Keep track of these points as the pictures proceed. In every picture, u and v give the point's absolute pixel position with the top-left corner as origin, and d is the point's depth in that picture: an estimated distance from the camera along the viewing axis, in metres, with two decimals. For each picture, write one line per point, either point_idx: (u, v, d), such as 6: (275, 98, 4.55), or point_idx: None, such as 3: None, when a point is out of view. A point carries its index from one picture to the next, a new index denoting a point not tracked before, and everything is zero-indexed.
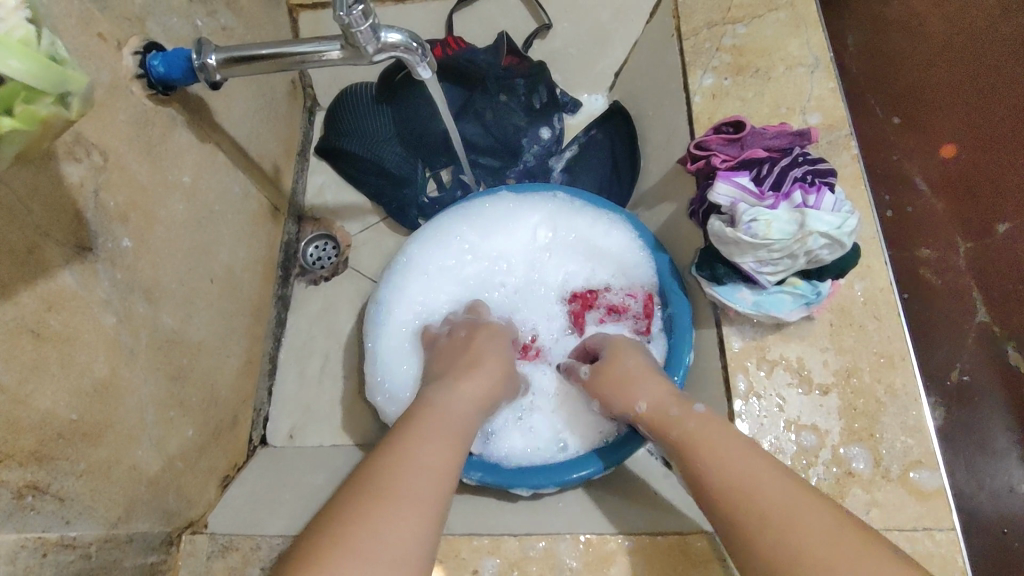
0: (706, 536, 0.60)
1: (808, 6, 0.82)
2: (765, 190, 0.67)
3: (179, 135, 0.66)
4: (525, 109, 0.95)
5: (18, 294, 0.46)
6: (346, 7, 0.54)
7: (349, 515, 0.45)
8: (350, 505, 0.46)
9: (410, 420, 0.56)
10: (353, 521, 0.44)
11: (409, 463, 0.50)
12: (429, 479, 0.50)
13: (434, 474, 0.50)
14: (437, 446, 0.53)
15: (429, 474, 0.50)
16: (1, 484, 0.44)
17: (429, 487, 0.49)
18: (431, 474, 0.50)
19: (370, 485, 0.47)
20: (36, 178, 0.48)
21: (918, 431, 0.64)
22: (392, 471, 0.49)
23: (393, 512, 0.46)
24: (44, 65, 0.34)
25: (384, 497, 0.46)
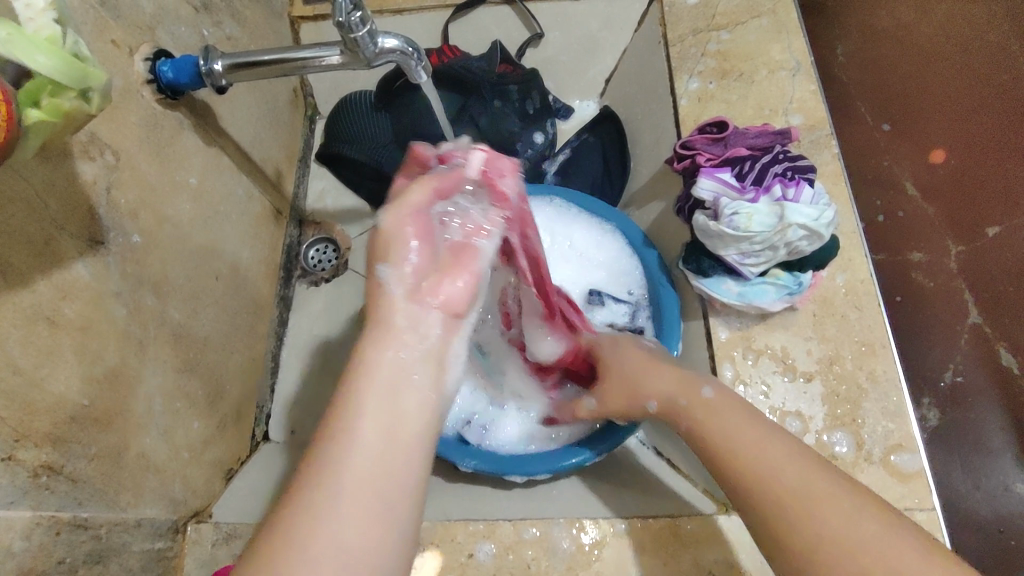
0: (694, 518, 0.62)
1: (789, 13, 0.86)
2: (746, 185, 0.70)
3: (187, 138, 0.70)
4: (519, 114, 0.97)
5: (35, 282, 0.49)
6: (345, 13, 0.57)
7: (293, 508, 0.37)
8: (292, 492, 0.38)
9: (350, 375, 0.42)
10: (286, 518, 0.37)
11: (355, 440, 0.39)
12: (377, 453, 0.39)
13: (387, 447, 0.40)
14: (387, 421, 0.41)
15: (376, 454, 0.39)
16: (17, 462, 0.46)
17: (379, 471, 0.39)
18: (380, 447, 0.40)
19: (310, 471, 0.39)
20: (54, 174, 0.51)
21: (899, 416, 0.66)
22: (326, 458, 0.39)
23: (331, 505, 0.37)
24: (68, 62, 0.37)
25: (315, 494, 0.37)
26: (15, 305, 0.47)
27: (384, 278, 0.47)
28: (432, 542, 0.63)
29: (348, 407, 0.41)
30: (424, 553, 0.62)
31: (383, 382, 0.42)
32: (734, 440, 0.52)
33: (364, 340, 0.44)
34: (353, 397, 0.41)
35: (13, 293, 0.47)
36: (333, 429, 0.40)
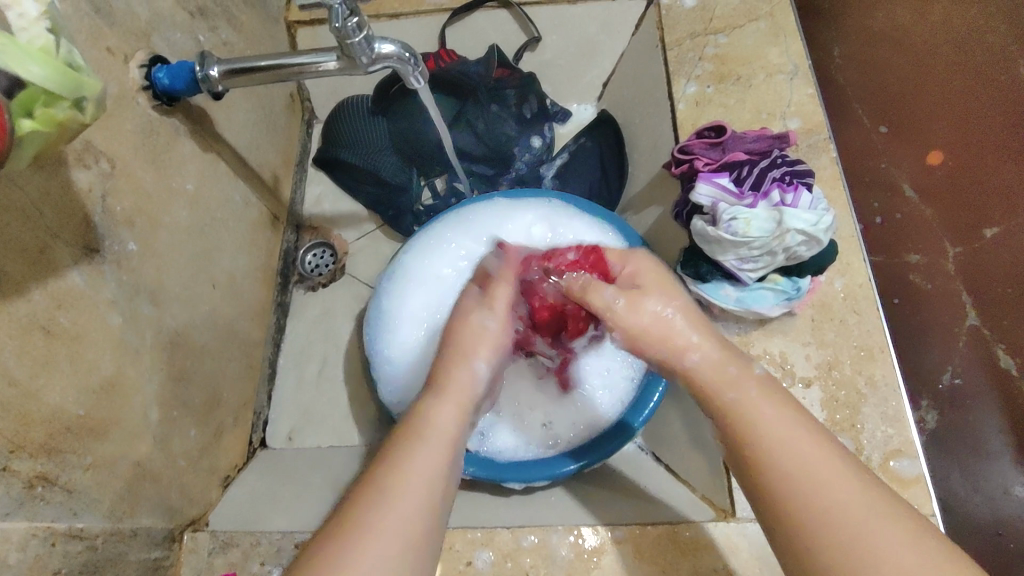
0: (694, 525, 0.62)
1: (787, 16, 0.86)
2: (744, 190, 0.70)
3: (183, 145, 0.69)
4: (516, 118, 0.98)
5: (30, 291, 0.48)
6: (341, 19, 0.57)
7: (351, 526, 0.41)
8: (349, 519, 0.42)
9: (416, 416, 0.49)
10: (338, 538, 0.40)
11: (406, 483, 0.44)
12: (429, 493, 0.44)
13: (429, 495, 0.44)
14: (435, 475, 0.45)
15: (427, 497, 0.44)
16: (12, 473, 0.46)
17: (424, 511, 0.43)
18: (427, 493, 0.44)
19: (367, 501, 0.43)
20: (48, 183, 0.50)
21: (898, 421, 0.66)
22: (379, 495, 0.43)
23: (384, 533, 0.41)
24: (60, 72, 0.37)
25: (373, 520, 0.42)
26: (10, 315, 0.47)
27: (475, 359, 0.55)
28: None
29: (409, 441, 0.46)
30: None
31: (442, 427, 0.48)
32: (790, 461, 0.46)
33: (431, 403, 0.51)
34: (417, 447, 0.46)
35: (7, 304, 0.46)
36: (393, 467, 0.45)
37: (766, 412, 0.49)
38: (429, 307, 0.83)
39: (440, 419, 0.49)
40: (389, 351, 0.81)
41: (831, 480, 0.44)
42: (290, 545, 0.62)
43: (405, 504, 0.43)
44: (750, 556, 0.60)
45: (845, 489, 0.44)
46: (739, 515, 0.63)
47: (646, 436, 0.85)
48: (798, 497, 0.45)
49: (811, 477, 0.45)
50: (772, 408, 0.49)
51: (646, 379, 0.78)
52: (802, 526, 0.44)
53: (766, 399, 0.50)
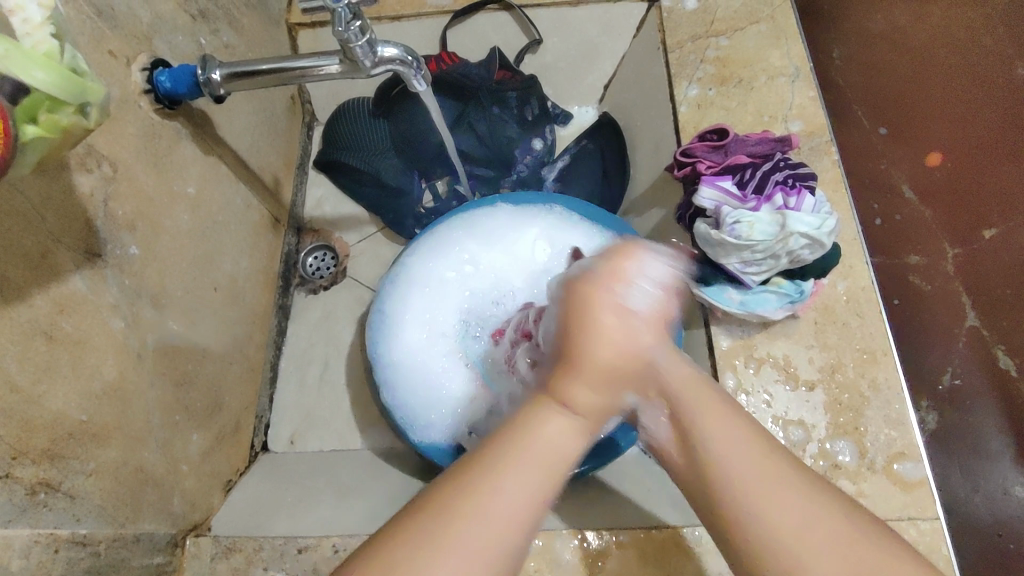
0: (698, 529, 0.62)
1: (788, 19, 0.86)
2: (748, 194, 0.70)
3: (185, 148, 0.69)
4: (517, 121, 0.98)
5: (32, 296, 0.48)
6: (344, 23, 0.58)
7: (425, 541, 0.37)
8: (425, 529, 0.38)
9: (518, 432, 0.42)
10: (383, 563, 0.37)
11: (487, 516, 0.38)
12: (502, 535, 0.38)
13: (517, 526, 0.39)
14: (512, 524, 0.39)
15: (506, 528, 0.39)
16: (15, 480, 0.46)
17: (497, 550, 0.38)
18: (507, 529, 0.39)
19: (432, 522, 0.38)
20: (49, 188, 0.50)
21: (901, 424, 0.66)
22: (460, 522, 0.38)
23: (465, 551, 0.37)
24: (64, 76, 0.37)
25: (456, 546, 0.37)
26: (13, 321, 0.46)
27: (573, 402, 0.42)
28: None
29: (497, 462, 0.40)
30: None
31: (541, 457, 0.41)
32: (722, 451, 0.43)
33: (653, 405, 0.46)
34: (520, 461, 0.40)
35: (9, 309, 0.46)
36: (466, 489, 0.39)
37: (696, 397, 0.46)
38: (431, 310, 0.83)
39: (552, 435, 0.42)
40: (390, 355, 0.81)
41: (758, 463, 0.42)
42: (292, 550, 0.61)
43: (494, 530, 0.38)
44: None
45: (794, 496, 0.41)
46: None
47: None
48: (728, 482, 0.42)
49: (738, 462, 0.43)
50: (700, 398, 0.46)
51: None
52: (737, 519, 0.42)
53: (696, 390, 0.46)
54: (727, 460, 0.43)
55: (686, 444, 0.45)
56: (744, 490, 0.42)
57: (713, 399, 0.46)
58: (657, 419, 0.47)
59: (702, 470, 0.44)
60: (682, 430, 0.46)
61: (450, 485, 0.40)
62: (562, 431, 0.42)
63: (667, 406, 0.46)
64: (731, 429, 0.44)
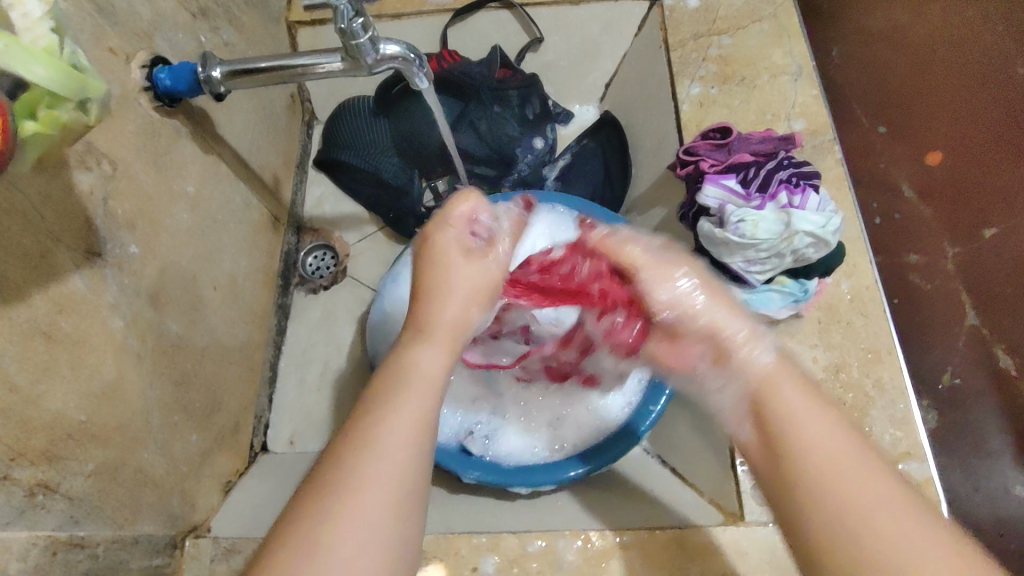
0: (703, 530, 0.61)
1: (790, 18, 0.86)
2: (752, 192, 0.69)
3: (184, 146, 0.68)
4: (518, 119, 0.97)
5: (31, 296, 0.48)
6: (347, 19, 0.57)
7: (329, 495, 0.40)
8: (323, 485, 0.41)
9: (395, 371, 0.47)
10: (303, 526, 0.39)
11: (385, 453, 0.42)
12: (408, 454, 0.43)
13: (408, 451, 0.43)
14: (410, 444, 0.43)
15: (402, 449, 0.43)
16: (13, 481, 0.45)
17: (405, 469, 0.42)
18: (406, 444, 0.43)
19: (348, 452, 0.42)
20: (49, 186, 0.50)
21: (906, 424, 0.65)
22: (355, 453, 0.42)
23: (361, 502, 0.40)
24: (64, 72, 0.36)
25: (359, 476, 0.41)
26: (11, 321, 0.46)
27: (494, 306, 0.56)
28: (435, 555, 0.62)
29: (388, 403, 0.44)
30: (427, 567, 0.61)
31: (417, 388, 0.46)
32: (814, 443, 0.44)
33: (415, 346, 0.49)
34: (396, 398, 0.45)
35: (8, 308, 0.46)
36: (360, 438, 0.43)
37: (792, 394, 0.48)
38: None
39: (426, 363, 0.48)
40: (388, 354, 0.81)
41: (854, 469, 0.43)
42: None
43: (395, 453, 0.42)
44: (760, 561, 0.60)
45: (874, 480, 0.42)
46: (748, 519, 0.62)
47: (650, 439, 0.85)
48: (827, 480, 0.43)
49: (841, 462, 0.43)
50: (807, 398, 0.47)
51: (654, 380, 0.77)
52: (821, 498, 0.42)
53: (784, 380, 0.49)
54: (817, 454, 0.44)
55: (771, 438, 0.47)
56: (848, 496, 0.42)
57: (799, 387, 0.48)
58: (741, 420, 0.50)
59: (791, 463, 0.45)
60: (770, 424, 0.47)
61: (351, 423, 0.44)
62: (430, 359, 0.48)
63: (757, 397, 0.49)
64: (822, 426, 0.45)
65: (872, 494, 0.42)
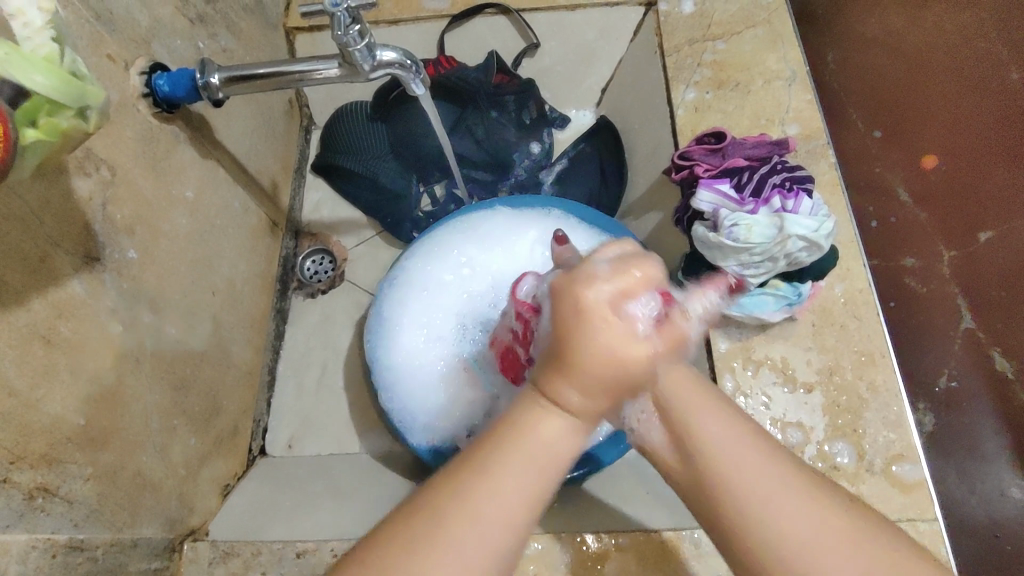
0: (697, 531, 0.62)
1: (785, 23, 0.87)
2: (745, 197, 0.70)
3: (183, 152, 0.69)
4: (515, 124, 0.98)
5: (30, 301, 0.48)
6: (343, 27, 0.58)
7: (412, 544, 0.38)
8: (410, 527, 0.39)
9: (510, 430, 0.42)
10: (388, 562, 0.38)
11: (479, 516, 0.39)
12: (514, 523, 0.40)
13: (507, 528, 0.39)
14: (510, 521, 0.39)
15: (501, 526, 0.39)
16: (12, 485, 0.46)
17: (507, 536, 0.40)
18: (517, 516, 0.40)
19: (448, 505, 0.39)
20: (50, 192, 0.50)
21: (899, 426, 0.66)
22: (460, 513, 0.39)
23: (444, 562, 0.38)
24: (64, 80, 0.37)
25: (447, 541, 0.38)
26: (11, 325, 0.46)
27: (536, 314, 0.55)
28: None
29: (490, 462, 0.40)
30: None
31: (531, 457, 0.41)
32: (717, 454, 0.42)
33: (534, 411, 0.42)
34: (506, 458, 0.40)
35: (8, 313, 0.46)
36: (460, 494, 0.39)
37: (703, 408, 0.44)
38: (428, 312, 0.83)
39: (550, 435, 0.41)
40: (388, 358, 0.81)
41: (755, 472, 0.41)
42: (291, 555, 0.61)
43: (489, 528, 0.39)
44: None
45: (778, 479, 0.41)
46: None
47: None
48: (738, 498, 0.41)
49: (743, 474, 0.41)
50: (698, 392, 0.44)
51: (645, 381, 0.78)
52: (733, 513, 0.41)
53: (689, 387, 0.44)
54: (719, 458, 0.42)
55: (682, 448, 0.44)
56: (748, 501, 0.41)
57: (694, 386, 0.44)
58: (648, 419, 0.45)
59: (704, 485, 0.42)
60: (677, 435, 0.44)
61: (454, 476, 0.40)
62: (560, 433, 0.41)
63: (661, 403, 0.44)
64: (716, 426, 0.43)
65: (769, 492, 0.40)
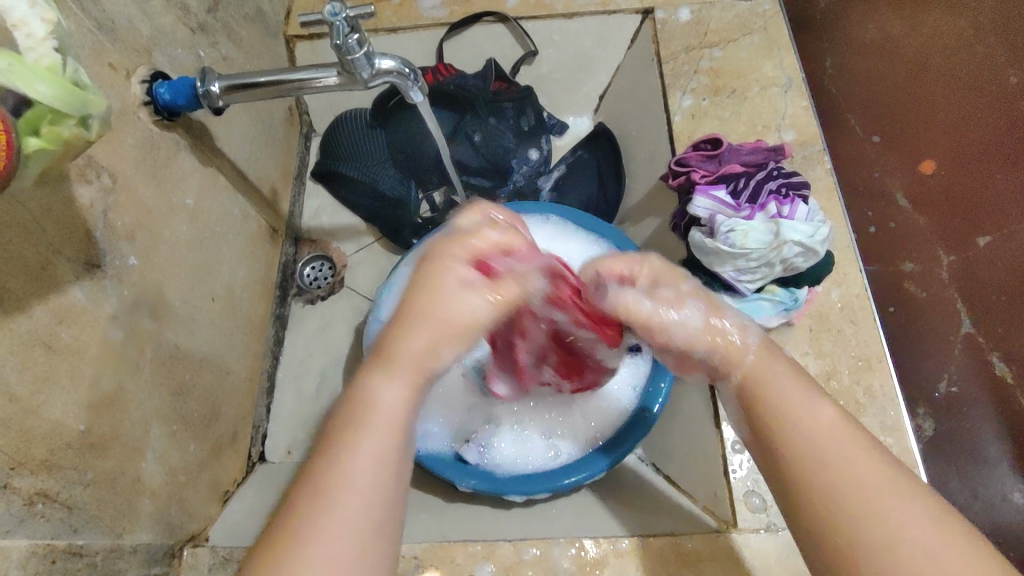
0: (696, 536, 0.62)
1: (780, 31, 0.87)
2: (741, 203, 0.71)
3: (183, 159, 0.70)
4: (513, 131, 0.98)
5: (32, 307, 0.49)
6: (342, 35, 0.58)
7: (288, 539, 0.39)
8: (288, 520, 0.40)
9: (353, 404, 0.44)
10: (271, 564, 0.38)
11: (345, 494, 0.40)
12: (368, 502, 0.41)
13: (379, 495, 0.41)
14: (375, 485, 0.41)
15: (370, 496, 0.41)
16: (13, 490, 0.46)
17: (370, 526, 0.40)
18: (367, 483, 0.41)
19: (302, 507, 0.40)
20: (51, 199, 0.51)
21: (896, 430, 0.66)
22: (318, 513, 0.39)
23: (322, 546, 0.39)
24: (67, 90, 0.37)
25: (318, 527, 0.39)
26: (11, 331, 0.47)
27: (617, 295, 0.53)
28: (432, 563, 0.62)
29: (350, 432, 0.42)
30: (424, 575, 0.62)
31: (380, 419, 0.43)
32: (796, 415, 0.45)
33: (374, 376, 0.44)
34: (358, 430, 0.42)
35: (9, 320, 0.46)
36: (324, 478, 0.41)
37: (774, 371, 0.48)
38: None
39: (387, 399, 0.43)
40: None
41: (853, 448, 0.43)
42: None
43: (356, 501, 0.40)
44: (751, 567, 0.60)
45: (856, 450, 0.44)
46: (741, 526, 0.63)
47: (645, 447, 0.86)
48: (814, 457, 0.44)
49: (837, 447, 0.44)
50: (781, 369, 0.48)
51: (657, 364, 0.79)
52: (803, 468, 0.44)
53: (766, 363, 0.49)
54: (800, 418, 0.45)
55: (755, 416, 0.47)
56: (840, 471, 0.43)
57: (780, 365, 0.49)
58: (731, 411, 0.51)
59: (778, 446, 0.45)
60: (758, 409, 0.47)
61: (308, 476, 0.42)
62: (395, 394, 0.43)
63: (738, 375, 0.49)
64: (826, 411, 0.45)
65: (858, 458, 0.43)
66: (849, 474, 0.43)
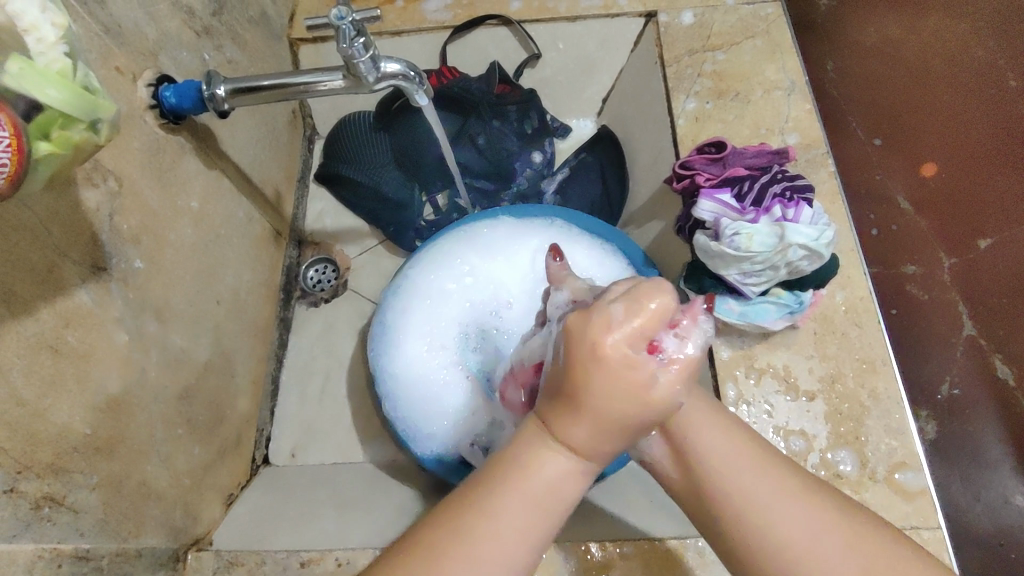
0: (700, 538, 0.62)
1: (783, 34, 0.88)
2: (746, 206, 0.71)
3: (188, 162, 0.70)
4: (517, 133, 0.98)
5: (39, 311, 0.49)
6: (348, 39, 0.59)
7: None
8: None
9: (508, 471, 0.44)
10: None
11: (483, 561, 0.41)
12: (507, 566, 0.42)
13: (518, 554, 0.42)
14: (516, 546, 0.42)
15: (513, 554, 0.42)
16: (19, 494, 0.46)
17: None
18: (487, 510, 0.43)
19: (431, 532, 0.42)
20: (58, 202, 0.51)
21: (901, 434, 0.66)
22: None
23: None
24: (77, 94, 0.37)
25: None
26: (18, 335, 0.47)
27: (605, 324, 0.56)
28: None
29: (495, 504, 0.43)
30: None
31: (534, 492, 0.43)
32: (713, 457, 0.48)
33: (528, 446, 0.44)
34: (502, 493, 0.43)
35: (16, 323, 0.46)
36: (459, 551, 0.41)
37: (693, 407, 0.50)
38: (432, 322, 0.83)
39: (545, 471, 0.43)
40: (391, 368, 0.81)
41: (760, 475, 0.46)
42: (295, 564, 0.61)
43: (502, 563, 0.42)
44: None
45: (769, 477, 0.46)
46: None
47: None
48: (728, 495, 0.46)
49: (743, 474, 0.46)
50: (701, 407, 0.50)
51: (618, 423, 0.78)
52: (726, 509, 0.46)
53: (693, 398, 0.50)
54: (715, 459, 0.48)
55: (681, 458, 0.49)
56: (754, 509, 0.45)
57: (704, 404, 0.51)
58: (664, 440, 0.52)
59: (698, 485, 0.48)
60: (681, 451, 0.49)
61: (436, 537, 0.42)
62: (562, 468, 0.43)
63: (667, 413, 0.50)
64: (725, 441, 0.48)
65: (768, 493, 0.45)
66: (757, 498, 0.45)
